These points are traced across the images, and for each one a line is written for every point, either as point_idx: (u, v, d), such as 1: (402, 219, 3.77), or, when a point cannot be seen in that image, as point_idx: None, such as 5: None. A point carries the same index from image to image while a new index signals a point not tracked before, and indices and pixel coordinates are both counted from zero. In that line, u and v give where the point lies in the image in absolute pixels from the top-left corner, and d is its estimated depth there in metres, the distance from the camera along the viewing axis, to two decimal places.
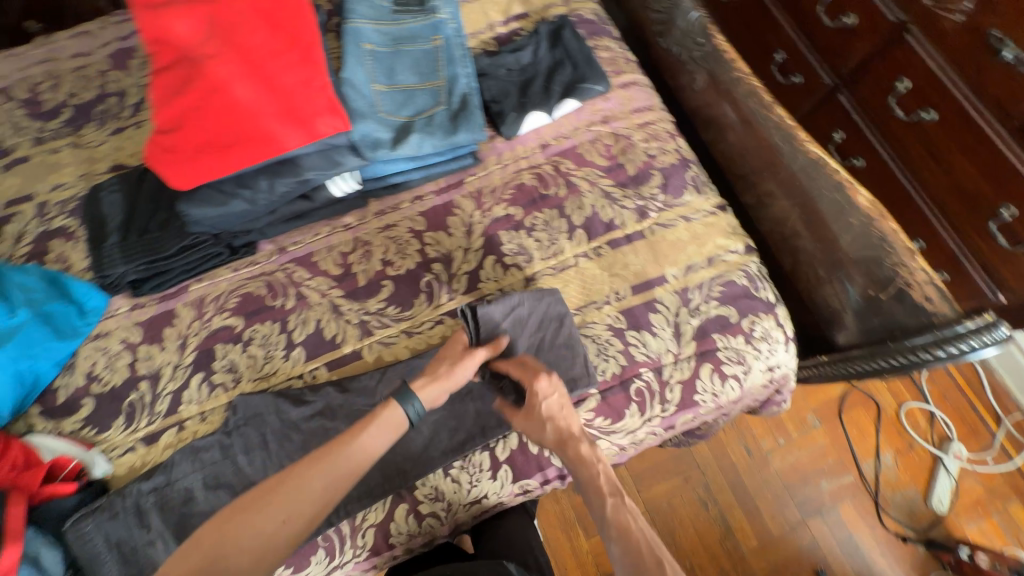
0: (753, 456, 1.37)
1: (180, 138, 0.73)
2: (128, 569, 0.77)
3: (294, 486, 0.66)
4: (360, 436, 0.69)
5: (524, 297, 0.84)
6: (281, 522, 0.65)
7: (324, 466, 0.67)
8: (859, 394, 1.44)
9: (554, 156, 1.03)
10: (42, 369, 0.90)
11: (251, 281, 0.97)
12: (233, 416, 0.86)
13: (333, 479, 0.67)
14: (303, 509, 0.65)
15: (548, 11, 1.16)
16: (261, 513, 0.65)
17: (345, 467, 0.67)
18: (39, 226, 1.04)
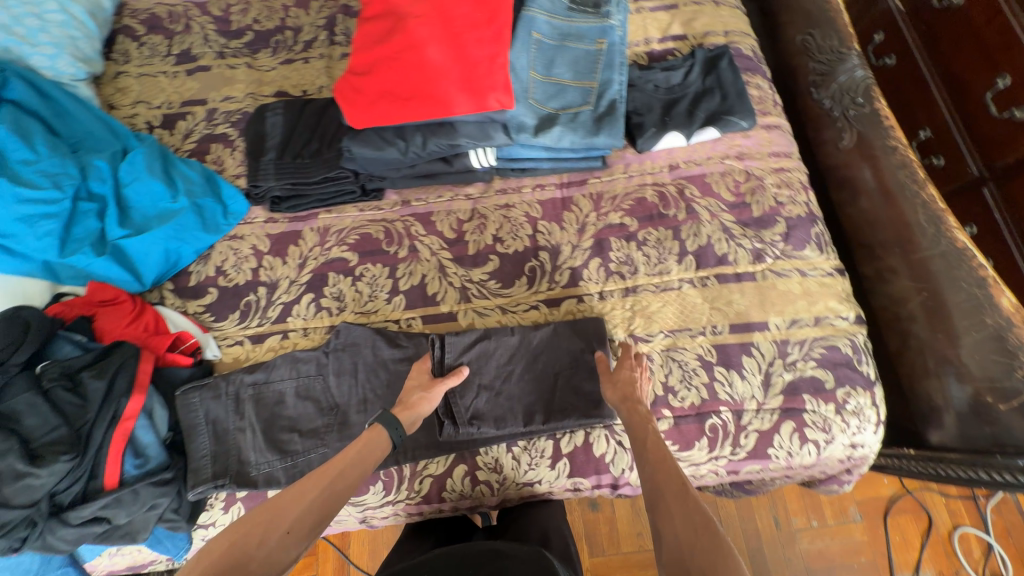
0: (781, 529, 1.32)
1: (368, 81, 0.81)
2: (217, 446, 0.86)
3: (294, 495, 0.67)
4: (352, 455, 0.73)
5: (492, 332, 0.91)
6: (286, 531, 0.64)
7: (322, 477, 0.70)
8: (912, 502, 1.34)
9: (680, 179, 1.03)
10: (184, 253, 1.01)
11: (372, 224, 1.04)
12: (334, 338, 0.93)
13: (332, 492, 0.68)
14: (306, 516, 0.65)
15: (707, 37, 1.16)
16: (265, 524, 0.64)
17: (340, 480, 0.70)
18: (205, 128, 1.16)
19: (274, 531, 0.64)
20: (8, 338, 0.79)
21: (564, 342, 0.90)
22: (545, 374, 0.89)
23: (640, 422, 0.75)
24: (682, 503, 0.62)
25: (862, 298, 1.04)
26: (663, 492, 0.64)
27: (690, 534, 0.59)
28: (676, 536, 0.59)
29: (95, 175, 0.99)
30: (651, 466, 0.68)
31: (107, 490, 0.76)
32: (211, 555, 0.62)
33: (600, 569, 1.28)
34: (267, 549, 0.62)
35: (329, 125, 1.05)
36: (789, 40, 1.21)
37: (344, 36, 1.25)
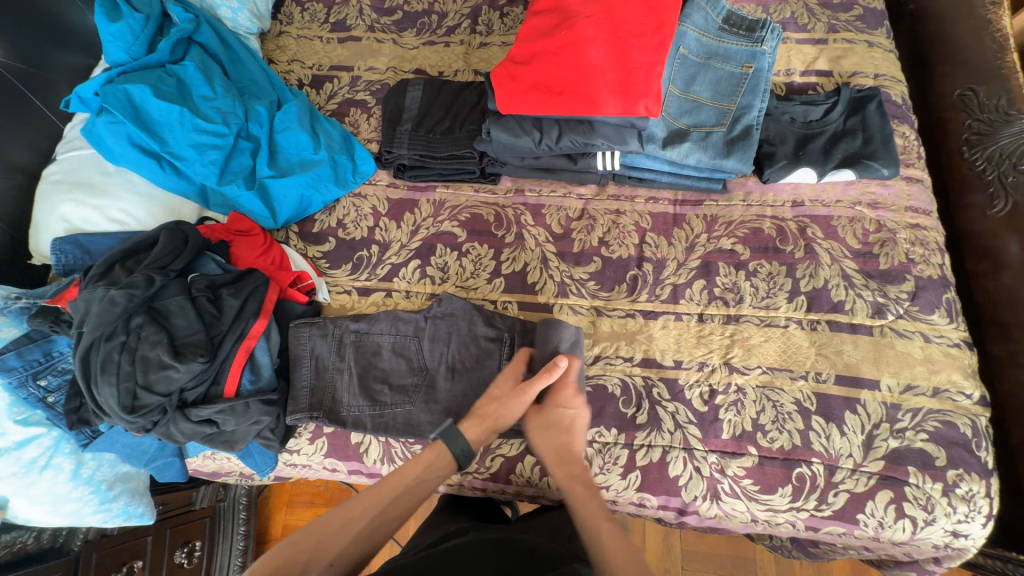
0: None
1: (525, 71, 0.86)
2: (316, 380, 0.93)
3: (345, 523, 0.71)
4: (404, 483, 0.75)
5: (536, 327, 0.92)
6: (331, 562, 0.67)
7: (371, 504, 0.73)
8: None
9: (803, 217, 1.00)
10: (314, 201, 1.10)
11: (484, 207, 1.09)
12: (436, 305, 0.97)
13: (381, 522, 0.72)
14: (350, 547, 0.69)
15: (854, 77, 1.11)
16: (310, 551, 0.68)
17: (392, 508, 0.73)
18: (347, 93, 1.26)
19: (319, 560, 0.67)
20: (172, 246, 0.89)
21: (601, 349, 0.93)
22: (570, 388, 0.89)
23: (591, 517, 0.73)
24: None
25: (985, 379, 0.96)
26: None
27: None
28: None
29: (255, 119, 1.10)
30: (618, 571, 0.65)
31: (226, 397, 0.84)
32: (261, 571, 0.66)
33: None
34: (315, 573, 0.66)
35: (463, 106, 1.11)
36: (944, 93, 1.14)
37: (485, 26, 1.31)
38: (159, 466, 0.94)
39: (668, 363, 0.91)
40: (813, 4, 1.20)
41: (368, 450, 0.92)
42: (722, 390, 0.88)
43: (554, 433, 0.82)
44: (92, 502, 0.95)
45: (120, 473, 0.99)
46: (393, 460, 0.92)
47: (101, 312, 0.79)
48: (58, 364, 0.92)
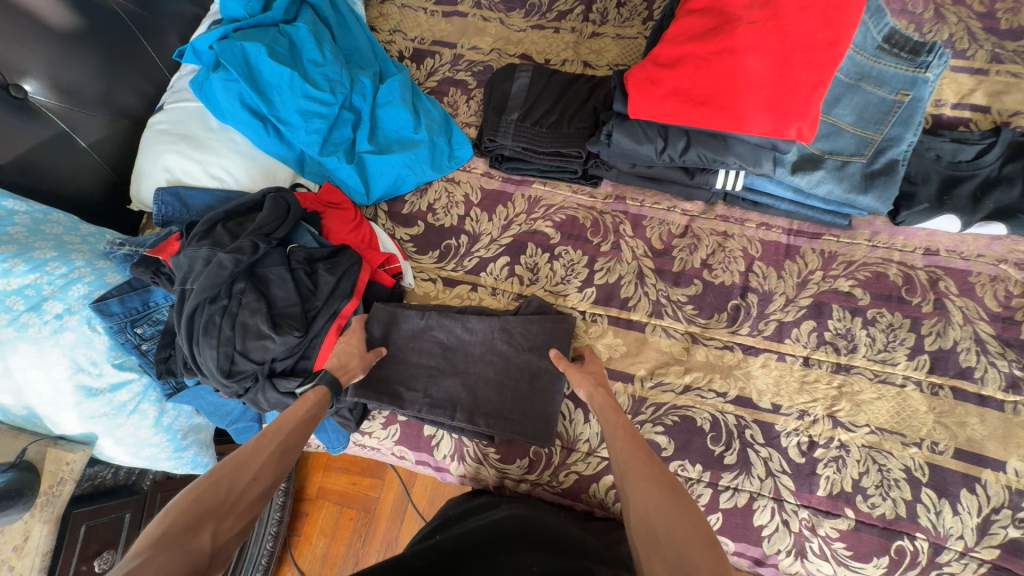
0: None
1: (667, 76, 0.81)
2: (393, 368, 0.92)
3: (255, 448, 0.65)
4: (300, 411, 0.73)
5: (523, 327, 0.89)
6: (254, 478, 0.63)
7: (274, 432, 0.69)
8: None
9: (935, 268, 0.91)
10: (408, 181, 1.08)
11: (581, 210, 1.04)
12: (525, 306, 0.93)
13: (288, 444, 0.69)
14: (269, 468, 0.65)
15: (1017, 117, 0.99)
16: (228, 474, 0.61)
17: (296, 434, 0.71)
18: (448, 71, 1.22)
19: (240, 481, 0.61)
20: (275, 214, 0.88)
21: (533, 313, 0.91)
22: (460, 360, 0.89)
23: (602, 405, 0.75)
24: (657, 483, 0.59)
25: None
26: (631, 469, 0.62)
27: (657, 500, 0.57)
28: (641, 500, 0.58)
29: (359, 90, 1.07)
30: (620, 444, 0.66)
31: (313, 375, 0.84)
32: (178, 503, 0.57)
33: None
34: (239, 494, 0.61)
35: (573, 100, 1.06)
36: None
37: (600, 15, 1.23)
38: (239, 428, 0.98)
39: (766, 405, 0.85)
40: (976, 29, 1.08)
41: (439, 444, 0.92)
42: (823, 443, 0.82)
43: (590, 372, 0.82)
44: (168, 449, 0.99)
45: (194, 423, 1.03)
46: (463, 458, 0.91)
47: (209, 274, 0.79)
48: (153, 313, 0.94)
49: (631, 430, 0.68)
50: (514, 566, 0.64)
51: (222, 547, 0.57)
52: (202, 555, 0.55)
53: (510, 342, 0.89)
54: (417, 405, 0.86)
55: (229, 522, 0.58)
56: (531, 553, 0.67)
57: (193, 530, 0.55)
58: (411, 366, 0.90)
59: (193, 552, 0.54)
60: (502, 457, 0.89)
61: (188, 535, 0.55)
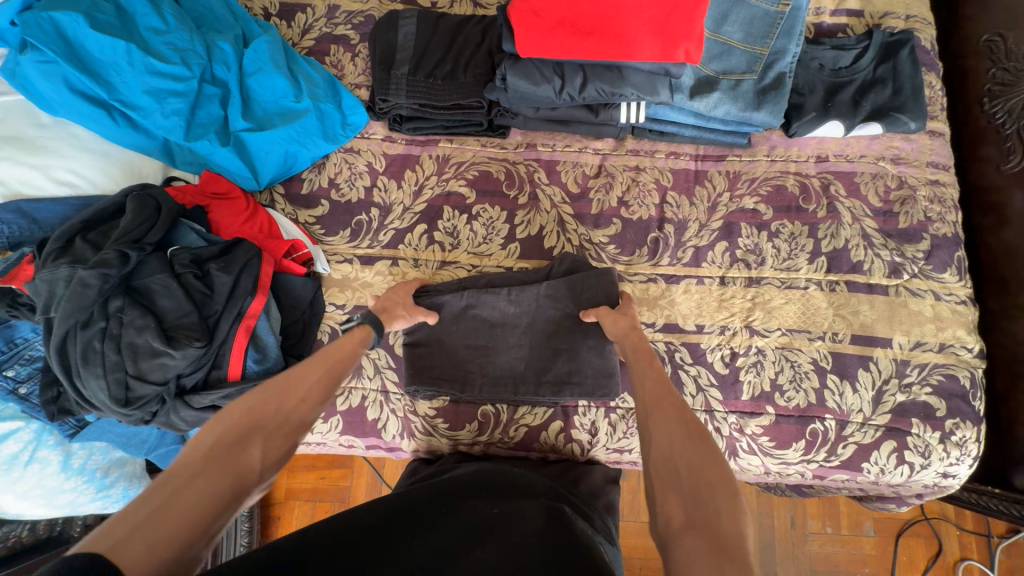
0: (794, 529, 1.26)
1: (550, 5, 0.78)
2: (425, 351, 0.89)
3: (300, 372, 0.62)
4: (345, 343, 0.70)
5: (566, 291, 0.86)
6: (302, 400, 0.59)
7: (323, 361, 0.65)
8: (927, 527, 1.26)
9: (826, 174, 0.97)
10: (301, 158, 0.97)
11: (494, 163, 0.99)
12: (556, 265, 0.89)
13: (336, 370, 0.66)
14: (315, 392, 0.61)
15: (885, 18, 1.04)
16: (276, 395, 0.57)
17: (340, 366, 0.67)
18: (325, 26, 1.08)
19: (286, 402, 0.58)
20: (143, 215, 0.77)
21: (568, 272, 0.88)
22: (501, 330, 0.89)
23: (636, 346, 0.72)
24: (684, 431, 0.54)
25: (981, 331, 0.98)
26: (662, 404, 0.58)
27: (683, 441, 0.53)
28: (667, 436, 0.54)
29: (220, 58, 0.94)
30: (652, 391, 0.61)
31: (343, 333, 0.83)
32: (227, 417, 0.53)
33: (625, 534, 1.22)
34: (286, 417, 0.57)
35: (466, 45, 0.98)
36: (970, 38, 1.07)
37: None
38: (162, 454, 0.89)
39: (690, 328, 0.90)
40: None
41: (386, 426, 0.90)
42: (743, 352, 0.89)
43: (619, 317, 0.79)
44: (88, 491, 0.87)
45: (114, 459, 0.90)
46: (413, 434, 0.90)
47: (73, 296, 0.70)
48: (24, 352, 0.81)
49: (663, 376, 0.64)
50: (477, 513, 0.63)
51: (271, 466, 0.53)
52: (250, 471, 0.50)
53: (555, 306, 0.87)
54: (474, 385, 0.87)
55: (277, 443, 0.54)
56: (494, 500, 0.67)
57: (242, 445, 0.51)
58: (455, 349, 0.88)
59: (243, 465, 0.50)
60: (451, 425, 0.89)
61: (235, 449, 0.51)
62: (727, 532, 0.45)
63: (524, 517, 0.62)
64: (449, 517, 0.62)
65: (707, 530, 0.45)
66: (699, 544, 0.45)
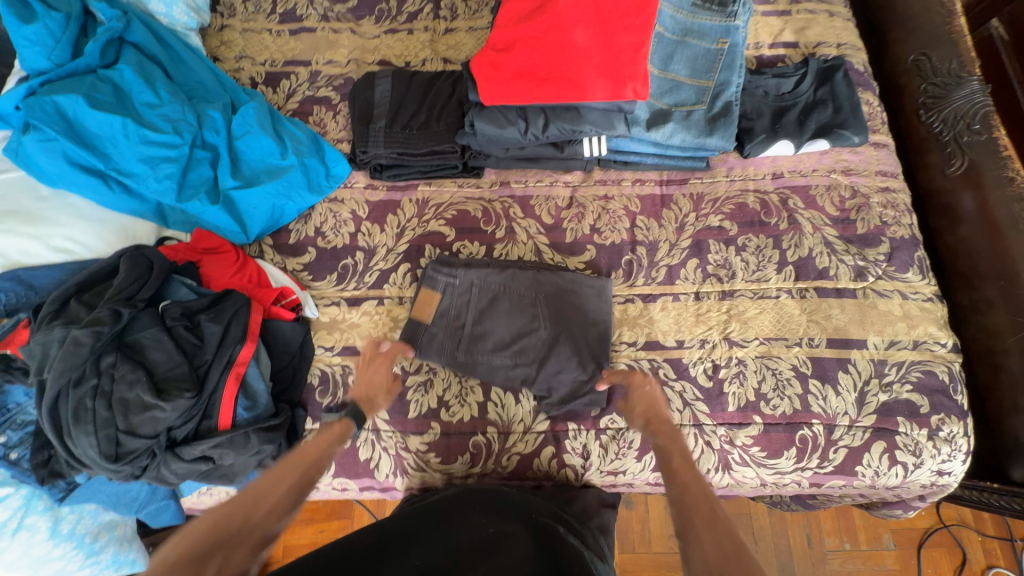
0: (811, 548, 1.22)
1: (508, 58, 0.86)
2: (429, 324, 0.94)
3: (271, 478, 0.65)
4: (322, 442, 0.74)
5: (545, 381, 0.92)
6: (270, 509, 0.61)
7: (296, 466, 0.68)
8: (947, 535, 1.23)
9: (784, 189, 1.03)
10: (288, 210, 1.03)
11: (471, 202, 1.05)
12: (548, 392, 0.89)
13: (308, 476, 0.69)
14: (285, 499, 0.63)
15: (819, 48, 1.14)
16: (245, 506, 0.60)
17: (313, 468, 0.70)
18: (308, 90, 1.17)
19: (254, 512, 0.60)
20: (135, 273, 0.81)
21: (581, 358, 0.90)
22: (506, 306, 0.94)
23: (665, 441, 0.75)
24: (720, 549, 0.55)
25: (954, 327, 1.01)
26: (693, 516, 0.61)
27: (719, 561, 0.54)
28: (701, 553, 0.56)
29: (210, 125, 1.01)
30: (684, 498, 0.64)
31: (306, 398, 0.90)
32: (190, 534, 0.56)
33: (637, 566, 1.18)
34: (253, 528, 0.59)
35: (438, 97, 1.06)
36: (899, 59, 1.17)
37: (449, 10, 1.23)
38: (153, 511, 0.89)
39: (671, 343, 0.93)
40: None
41: (378, 464, 0.90)
42: (725, 364, 0.91)
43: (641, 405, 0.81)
44: (77, 558, 0.86)
45: (105, 522, 0.89)
46: (405, 472, 0.90)
47: (64, 356, 0.72)
48: (17, 416, 0.82)
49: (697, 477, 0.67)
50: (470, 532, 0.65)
51: None
52: None
53: None
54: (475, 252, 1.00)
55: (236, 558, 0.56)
56: (485, 517, 0.68)
57: (200, 560, 0.53)
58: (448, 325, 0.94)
59: None
60: (443, 459, 0.89)
61: (194, 566, 0.52)
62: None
63: (514, 541, 0.63)
64: (436, 532, 0.64)
65: None
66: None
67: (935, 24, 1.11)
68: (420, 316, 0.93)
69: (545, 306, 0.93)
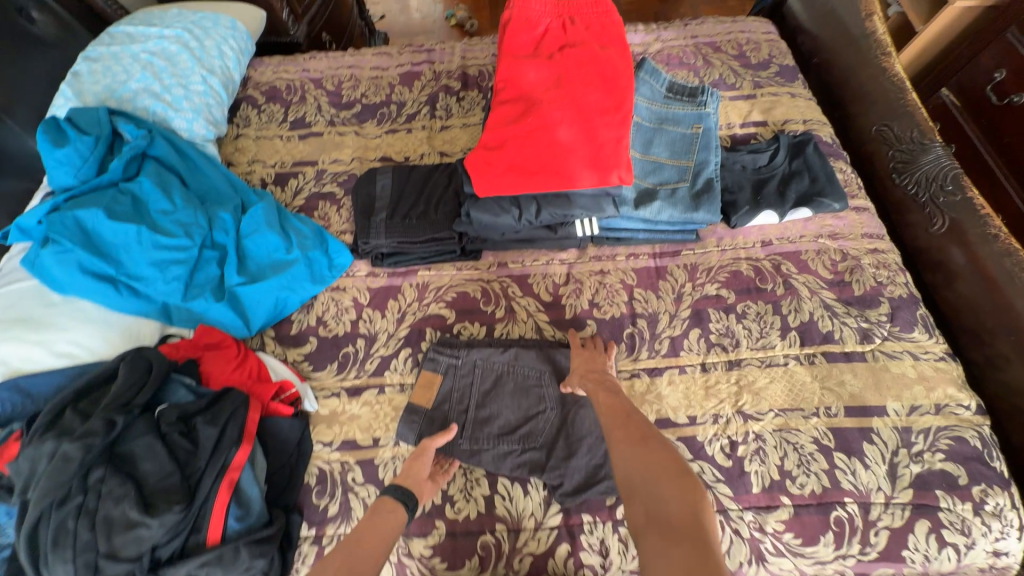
0: None
1: (499, 153, 0.92)
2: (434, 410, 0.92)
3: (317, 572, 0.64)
4: (366, 526, 0.73)
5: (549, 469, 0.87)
6: None
7: (339, 554, 0.67)
8: None
9: (775, 255, 1.05)
10: (291, 301, 1.05)
11: (470, 283, 1.07)
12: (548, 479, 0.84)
13: (353, 560, 0.67)
14: None
15: (787, 124, 1.23)
16: None
17: (359, 552, 0.68)
18: (314, 187, 1.25)
19: None
20: (133, 379, 0.81)
21: (584, 446, 0.86)
22: (510, 388, 0.92)
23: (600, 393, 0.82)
24: (632, 443, 0.69)
25: (974, 385, 0.98)
26: (612, 426, 0.74)
27: (634, 457, 0.67)
28: (621, 454, 0.69)
29: (220, 226, 1.06)
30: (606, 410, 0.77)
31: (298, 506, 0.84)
32: None
33: None
34: None
35: (436, 188, 1.13)
36: (863, 129, 1.26)
37: (444, 111, 1.35)
38: None
39: (683, 420, 0.89)
40: (736, 66, 1.34)
41: None
42: (742, 440, 0.86)
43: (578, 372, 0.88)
44: None
45: None
46: None
47: (52, 473, 0.70)
48: None
49: (617, 397, 0.79)
50: None
51: None
52: None
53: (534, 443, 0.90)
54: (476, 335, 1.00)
55: None
56: None
57: None
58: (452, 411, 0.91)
59: None
60: (450, 564, 0.82)
61: None
62: (680, 516, 0.59)
63: None
64: None
65: (661, 524, 0.58)
66: (657, 540, 0.57)
67: (890, 98, 1.20)
68: (421, 400, 0.92)
69: (549, 387, 0.92)
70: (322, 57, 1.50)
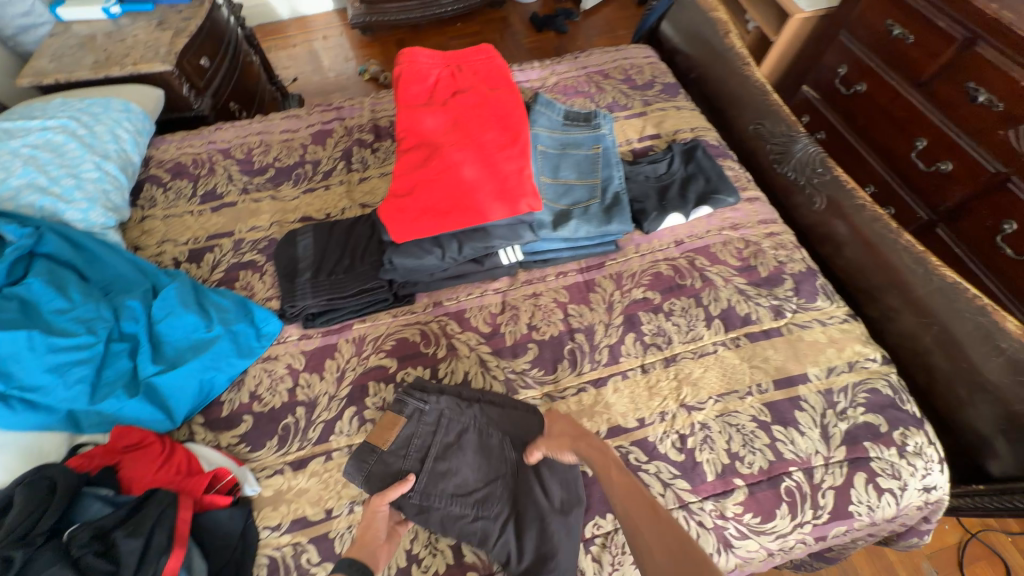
0: None
1: (410, 200, 0.95)
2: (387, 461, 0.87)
3: None
4: None
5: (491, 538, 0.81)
6: None
7: None
8: (981, 545, 1.20)
9: (689, 252, 1.14)
10: (218, 381, 0.99)
11: (408, 328, 1.06)
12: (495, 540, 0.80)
13: None
14: None
15: (678, 134, 1.36)
16: None
17: None
18: (232, 258, 1.20)
19: None
20: (32, 506, 0.71)
21: (533, 522, 0.80)
22: (475, 446, 0.88)
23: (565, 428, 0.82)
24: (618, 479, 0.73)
25: (878, 338, 1.08)
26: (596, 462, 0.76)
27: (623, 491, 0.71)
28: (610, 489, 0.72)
29: (128, 316, 0.99)
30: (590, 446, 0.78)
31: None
32: None
33: None
34: None
35: (359, 240, 1.13)
36: (742, 129, 1.42)
37: (361, 163, 1.37)
38: None
39: (633, 424, 0.91)
40: (625, 89, 1.47)
41: None
42: (690, 432, 0.90)
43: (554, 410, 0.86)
44: None
45: None
46: None
47: None
48: None
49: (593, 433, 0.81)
50: None
51: None
52: None
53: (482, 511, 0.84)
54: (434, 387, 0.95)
55: None
56: None
57: None
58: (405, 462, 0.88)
59: None
60: None
61: None
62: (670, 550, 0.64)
63: None
64: None
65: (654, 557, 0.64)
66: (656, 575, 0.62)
67: (757, 101, 1.37)
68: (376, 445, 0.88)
69: (515, 449, 0.88)
70: (228, 127, 1.48)
